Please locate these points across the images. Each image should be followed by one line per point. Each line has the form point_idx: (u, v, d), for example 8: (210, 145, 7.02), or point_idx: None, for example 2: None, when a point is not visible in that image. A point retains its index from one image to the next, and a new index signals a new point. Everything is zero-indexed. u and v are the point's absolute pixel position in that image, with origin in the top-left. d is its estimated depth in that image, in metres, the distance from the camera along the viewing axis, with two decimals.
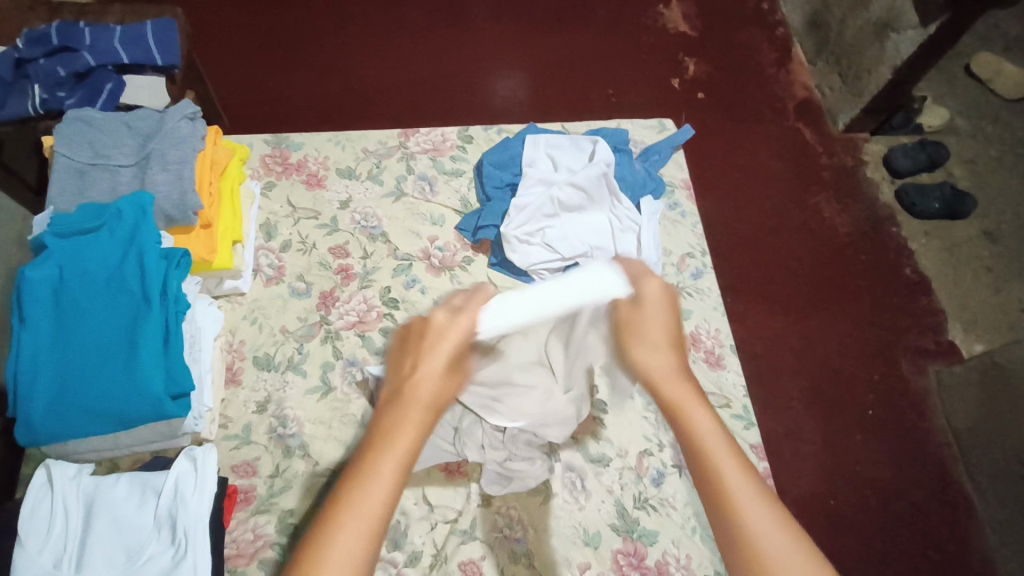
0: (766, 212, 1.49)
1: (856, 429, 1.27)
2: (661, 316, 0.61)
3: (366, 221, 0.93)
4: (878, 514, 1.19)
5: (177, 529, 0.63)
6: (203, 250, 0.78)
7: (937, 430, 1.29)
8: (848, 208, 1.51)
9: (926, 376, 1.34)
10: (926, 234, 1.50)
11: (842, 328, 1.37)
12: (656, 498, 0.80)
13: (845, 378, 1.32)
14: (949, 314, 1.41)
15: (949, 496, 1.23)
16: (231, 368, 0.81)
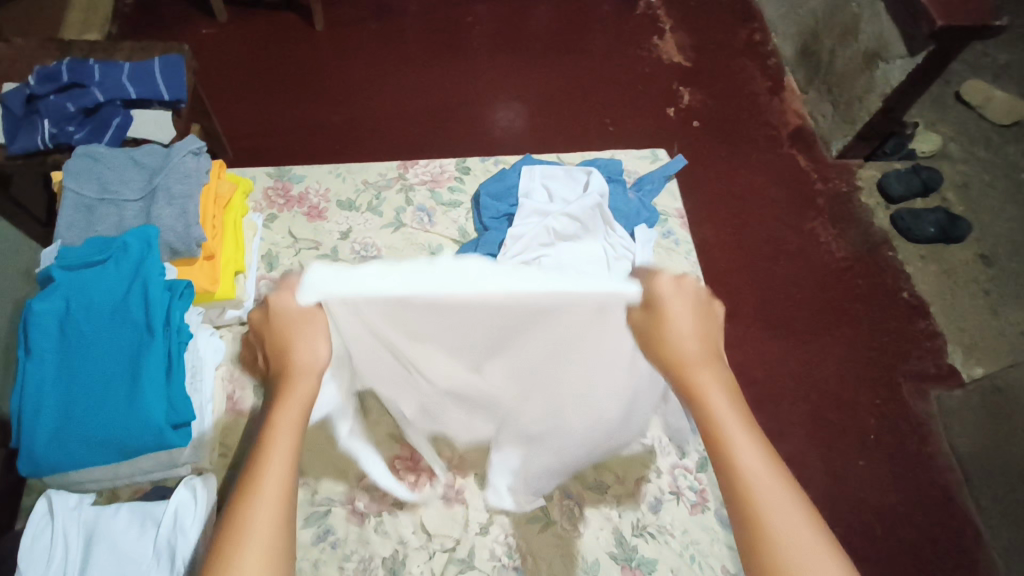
0: (762, 238, 1.51)
1: (858, 454, 1.27)
2: (687, 321, 0.58)
3: (366, 251, 0.95)
4: (882, 539, 1.19)
5: (175, 558, 0.63)
6: (206, 281, 0.80)
7: (939, 454, 1.28)
8: (844, 234, 1.53)
9: (926, 400, 1.34)
10: (922, 257, 1.51)
11: (841, 352, 1.38)
12: (655, 525, 0.80)
13: (844, 403, 1.32)
14: (948, 337, 1.42)
15: (957, 521, 1.22)
16: (231, 397, 0.80)
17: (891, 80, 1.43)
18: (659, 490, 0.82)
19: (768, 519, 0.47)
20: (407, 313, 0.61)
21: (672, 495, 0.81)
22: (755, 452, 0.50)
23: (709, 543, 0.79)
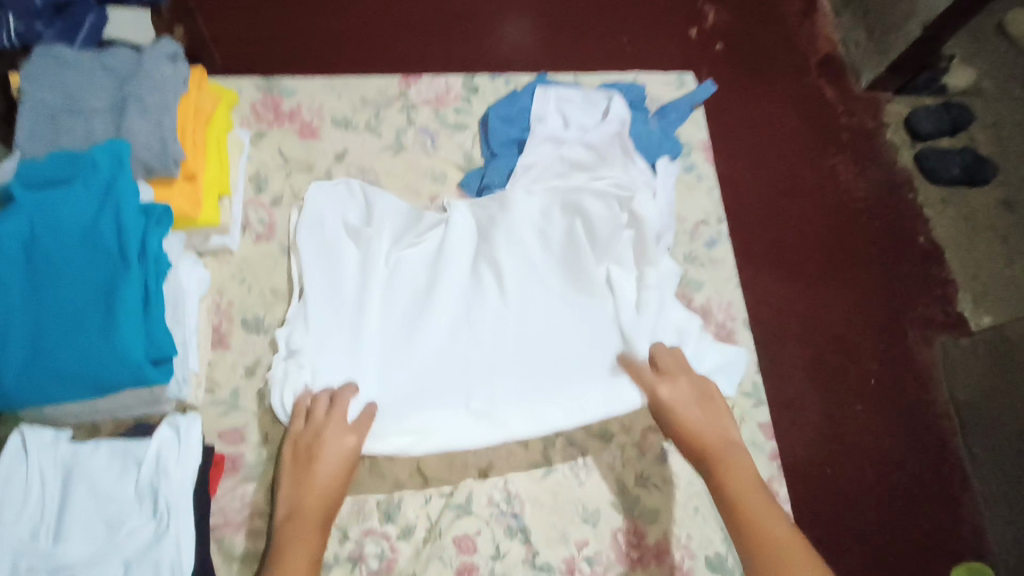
0: (779, 174, 1.41)
1: (857, 399, 1.23)
2: (688, 400, 0.71)
3: (364, 175, 0.88)
4: (873, 483, 1.16)
5: (159, 501, 0.61)
6: (186, 204, 0.72)
7: (937, 402, 1.26)
8: (865, 171, 1.45)
9: (932, 347, 1.30)
10: (941, 201, 1.43)
11: (853, 297, 1.32)
12: (659, 473, 0.77)
13: (852, 348, 1.27)
14: (960, 285, 1.37)
15: (945, 468, 1.21)
16: (218, 331, 0.78)
17: (935, 8, 1.34)
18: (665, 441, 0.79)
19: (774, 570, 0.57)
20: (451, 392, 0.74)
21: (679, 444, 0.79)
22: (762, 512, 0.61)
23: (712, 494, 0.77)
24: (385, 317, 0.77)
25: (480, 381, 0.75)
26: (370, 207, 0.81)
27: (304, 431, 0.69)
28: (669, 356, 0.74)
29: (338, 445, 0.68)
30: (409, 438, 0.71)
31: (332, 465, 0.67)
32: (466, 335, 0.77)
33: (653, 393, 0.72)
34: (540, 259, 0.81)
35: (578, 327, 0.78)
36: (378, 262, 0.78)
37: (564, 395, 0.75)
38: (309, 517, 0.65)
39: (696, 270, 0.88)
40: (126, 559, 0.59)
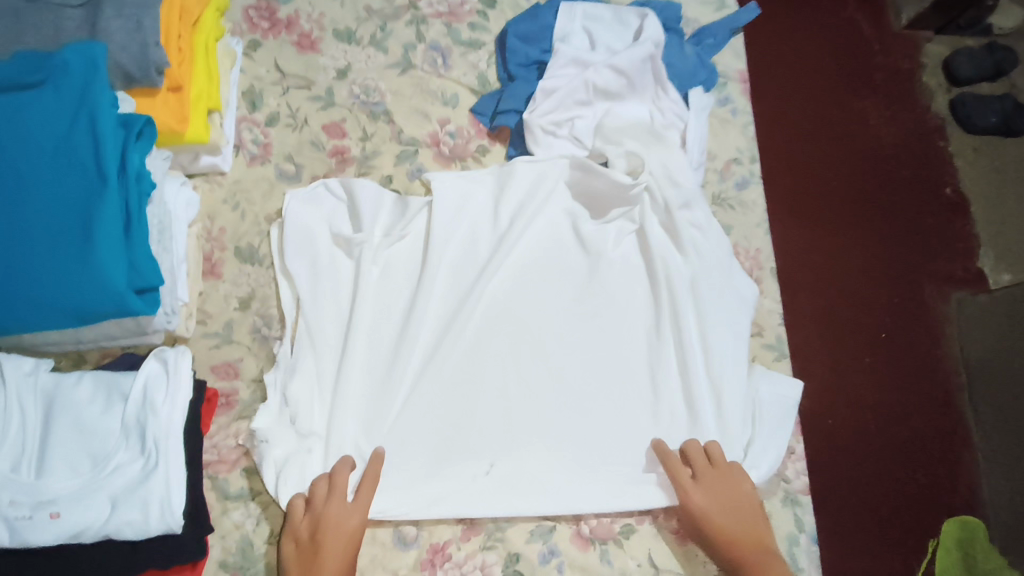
0: (807, 115, 1.30)
1: (867, 352, 1.16)
2: (724, 505, 0.67)
3: (368, 95, 0.80)
4: (874, 436, 1.09)
5: (147, 438, 0.57)
6: (171, 119, 0.65)
7: (948, 357, 1.18)
8: (897, 116, 1.32)
9: (947, 304, 1.22)
10: (974, 150, 1.33)
11: (880, 250, 1.23)
12: (672, 415, 0.73)
13: (872, 298, 1.19)
14: (983, 240, 1.27)
15: (946, 425, 1.14)
16: (209, 260, 0.73)
17: None
18: (678, 386, 0.74)
19: None
20: (469, 452, 0.69)
21: (698, 386, 0.73)
22: None
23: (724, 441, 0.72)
24: (384, 354, 0.71)
25: (491, 436, 0.70)
26: (355, 204, 0.73)
27: (303, 525, 0.63)
28: (701, 449, 0.70)
29: (341, 537, 0.62)
30: (428, 503, 0.67)
31: (336, 551, 0.62)
32: (476, 387, 0.71)
33: (685, 501, 0.68)
34: (560, 302, 0.75)
35: (608, 385, 0.73)
36: (370, 290, 0.71)
37: (581, 455, 0.71)
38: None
39: (725, 214, 0.82)
40: (112, 496, 0.56)
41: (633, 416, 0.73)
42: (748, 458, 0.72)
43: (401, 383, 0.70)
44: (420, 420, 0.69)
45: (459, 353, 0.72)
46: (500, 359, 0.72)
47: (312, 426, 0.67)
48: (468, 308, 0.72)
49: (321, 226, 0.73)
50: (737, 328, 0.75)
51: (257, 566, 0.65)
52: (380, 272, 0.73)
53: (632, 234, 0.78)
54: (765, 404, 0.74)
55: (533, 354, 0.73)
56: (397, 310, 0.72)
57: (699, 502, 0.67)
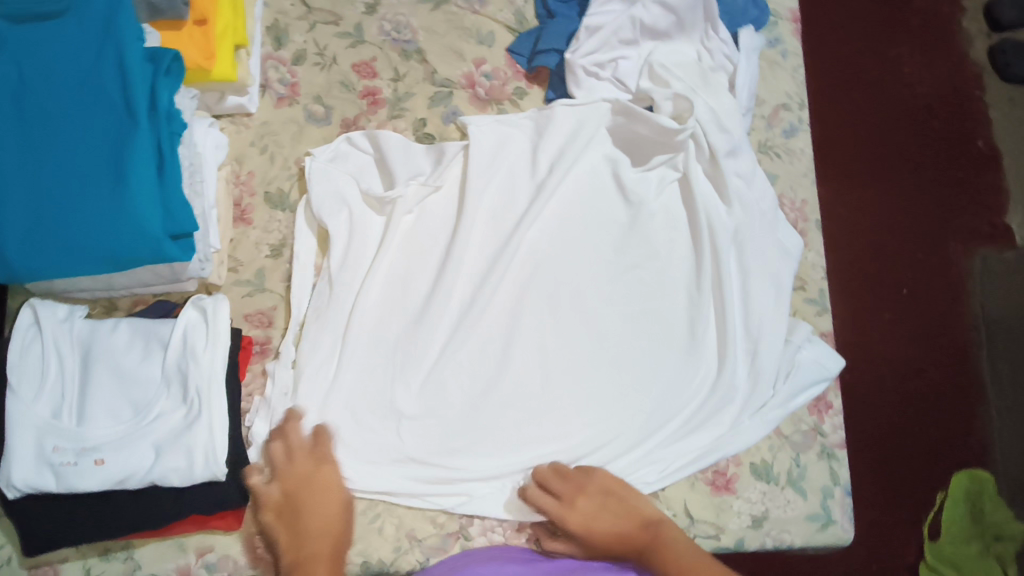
0: (847, 61, 1.24)
1: (887, 308, 1.14)
2: (593, 507, 0.63)
3: (398, 32, 0.75)
4: (889, 390, 1.10)
5: (188, 387, 0.56)
6: (197, 55, 0.62)
7: (970, 314, 1.16)
8: (932, 64, 1.27)
9: (971, 260, 1.19)
10: (1010, 101, 1.27)
11: (912, 207, 1.20)
12: (707, 363, 0.73)
13: (895, 252, 1.18)
14: (1013, 195, 1.23)
15: (963, 380, 1.13)
16: (238, 206, 0.70)
17: None
18: (715, 338, 0.73)
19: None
20: (500, 412, 0.69)
21: (735, 338, 0.72)
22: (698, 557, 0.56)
23: (758, 395, 0.72)
24: (414, 309, 0.69)
25: (522, 391, 0.69)
26: (384, 151, 0.70)
27: (275, 482, 0.59)
28: (554, 470, 0.66)
29: (328, 489, 0.60)
30: (453, 460, 0.67)
31: (313, 484, 0.60)
32: (507, 346, 0.70)
33: (564, 522, 0.63)
34: (594, 262, 0.72)
35: (647, 343, 0.72)
36: (400, 246, 0.70)
37: (612, 413, 0.70)
38: (313, 564, 0.55)
39: (771, 162, 0.78)
40: (156, 444, 0.55)
41: (671, 373, 0.72)
42: (776, 409, 0.72)
43: (432, 341, 0.68)
44: (453, 374, 0.68)
45: (491, 310, 0.70)
46: (536, 318, 0.71)
47: (345, 376, 0.66)
48: (503, 263, 0.70)
49: (347, 179, 0.69)
50: (777, 282, 0.74)
51: None
52: (413, 221, 0.71)
53: (673, 183, 0.75)
54: (805, 363, 0.73)
55: (566, 313, 0.71)
56: (428, 263, 0.70)
57: (574, 512, 0.63)
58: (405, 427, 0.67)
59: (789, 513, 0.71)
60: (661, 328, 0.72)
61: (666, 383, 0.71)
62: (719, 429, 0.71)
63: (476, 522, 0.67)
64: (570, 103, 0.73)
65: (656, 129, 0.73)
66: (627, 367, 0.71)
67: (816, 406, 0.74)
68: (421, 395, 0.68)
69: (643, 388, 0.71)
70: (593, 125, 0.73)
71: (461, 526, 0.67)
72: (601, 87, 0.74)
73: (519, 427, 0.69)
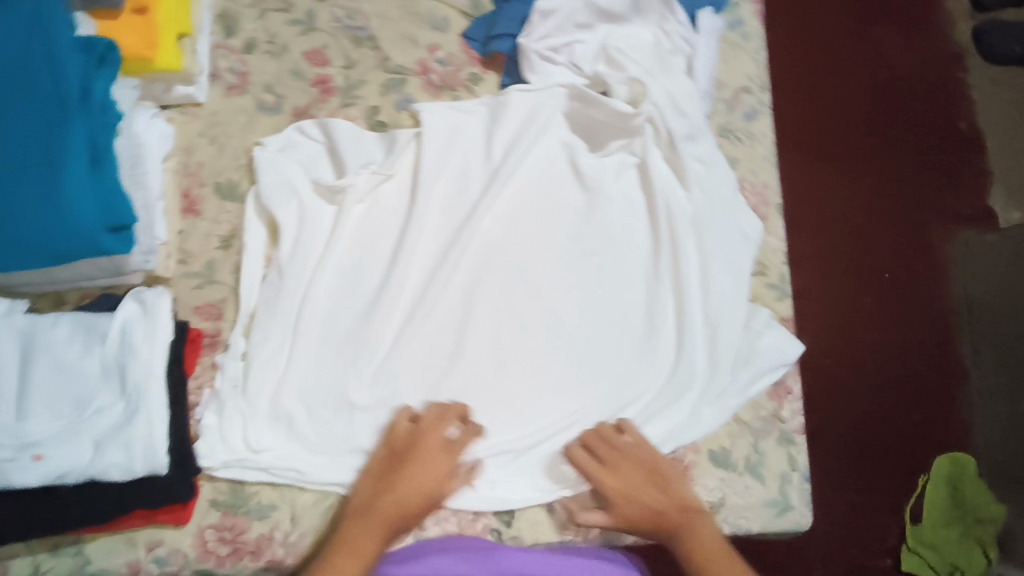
0: (819, 58, 1.42)
1: (867, 290, 1.29)
2: (637, 479, 0.65)
3: (351, 19, 0.74)
4: (867, 366, 1.25)
5: (129, 382, 0.56)
6: (139, 45, 0.61)
7: (950, 296, 1.30)
8: (912, 50, 1.43)
9: (951, 242, 1.33)
10: (986, 85, 1.41)
11: (885, 205, 1.32)
12: (664, 350, 0.72)
13: (858, 250, 1.32)
14: (994, 177, 1.37)
15: (938, 353, 1.27)
16: (187, 197, 0.69)
17: None
18: (673, 325, 0.72)
19: None
20: (457, 402, 0.68)
21: (694, 325, 0.71)
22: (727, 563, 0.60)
23: (717, 381, 0.71)
24: (369, 300, 0.69)
25: (477, 382, 0.69)
26: (336, 142, 0.70)
27: (399, 443, 0.65)
28: (596, 434, 0.67)
29: (433, 473, 0.63)
30: None
31: (426, 460, 0.63)
32: (461, 337, 0.69)
33: (602, 485, 0.65)
34: (550, 252, 0.72)
35: (604, 332, 0.71)
36: (355, 237, 0.70)
37: (568, 403, 0.70)
38: (377, 527, 0.60)
39: (732, 146, 0.76)
40: (96, 439, 0.55)
41: (626, 362, 0.71)
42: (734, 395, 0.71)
43: (384, 333, 0.68)
44: (405, 365, 0.68)
45: (446, 300, 0.69)
46: (490, 309, 0.70)
47: (295, 367, 0.67)
48: (456, 253, 0.69)
49: (298, 171, 0.69)
50: (737, 267, 0.73)
51: (249, 504, 0.65)
52: (365, 210, 0.70)
53: (632, 169, 0.74)
54: (765, 349, 0.73)
55: (524, 302, 0.70)
56: (384, 254, 0.70)
57: (610, 478, 0.65)
58: (358, 418, 0.67)
59: (748, 499, 0.71)
60: (617, 317, 0.72)
61: (623, 372, 0.71)
62: (678, 417, 0.70)
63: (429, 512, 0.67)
64: (526, 89, 0.72)
65: (612, 114, 0.73)
66: (585, 356, 0.70)
67: (776, 393, 0.74)
68: (374, 386, 0.68)
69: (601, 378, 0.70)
70: (548, 111, 0.72)
71: None
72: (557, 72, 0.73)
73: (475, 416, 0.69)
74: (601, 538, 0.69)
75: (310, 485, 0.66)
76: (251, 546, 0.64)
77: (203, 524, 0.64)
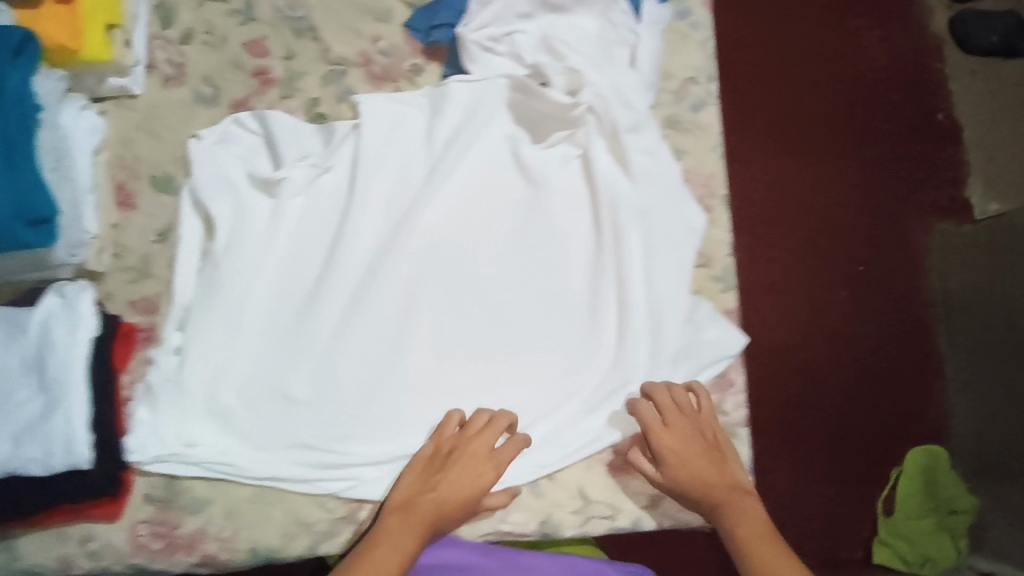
0: (800, 43, 1.41)
1: (836, 280, 1.30)
2: (694, 448, 0.68)
3: (291, 9, 0.73)
4: (832, 353, 1.27)
5: (48, 376, 0.56)
6: (66, 37, 0.61)
7: (926, 288, 1.31)
8: (893, 37, 1.42)
9: (930, 234, 1.34)
10: (971, 72, 1.40)
11: (853, 199, 1.34)
12: (608, 343, 0.71)
13: (835, 244, 1.32)
14: (972, 168, 1.37)
15: (911, 347, 1.28)
16: (122, 190, 0.69)
17: None
18: (617, 319, 0.71)
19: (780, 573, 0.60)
20: (399, 394, 0.67)
21: (638, 318, 0.70)
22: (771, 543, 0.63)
23: (658, 375, 0.71)
24: (310, 290, 0.68)
25: (420, 376, 0.68)
26: (272, 134, 0.69)
27: (449, 440, 0.65)
28: (673, 403, 0.68)
29: (474, 481, 0.64)
30: (339, 442, 0.66)
31: (469, 467, 0.64)
32: (403, 329, 0.68)
33: (659, 446, 0.67)
34: (496, 245, 0.71)
35: (551, 326, 0.71)
36: (300, 230, 0.69)
37: (512, 395, 0.69)
38: (419, 520, 0.62)
39: (678, 137, 0.76)
40: (16, 433, 0.55)
41: (569, 354, 0.70)
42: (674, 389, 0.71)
43: (320, 323, 0.67)
44: (344, 358, 0.67)
45: (388, 291, 0.68)
46: (433, 301, 0.69)
47: (232, 358, 0.66)
48: (396, 242, 0.68)
49: (233, 163, 0.68)
50: (681, 260, 0.72)
51: (182, 499, 0.65)
52: (302, 197, 0.69)
53: (576, 161, 0.74)
54: (708, 342, 0.72)
55: (472, 294, 0.70)
56: (327, 245, 0.69)
57: (667, 439, 0.67)
58: (297, 411, 0.66)
59: None
60: (560, 309, 0.71)
61: (566, 364, 0.70)
62: (618, 410, 0.70)
63: (367, 506, 0.67)
64: (467, 79, 0.71)
65: (552, 109, 0.72)
66: (531, 348, 0.70)
67: (718, 385, 0.74)
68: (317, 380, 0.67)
69: (547, 370, 0.70)
70: (491, 100, 0.72)
71: (350, 511, 0.67)
72: (497, 61, 0.72)
73: (420, 409, 0.67)
74: (540, 531, 0.69)
75: (246, 480, 0.65)
76: (183, 540, 0.65)
77: (136, 519, 0.65)
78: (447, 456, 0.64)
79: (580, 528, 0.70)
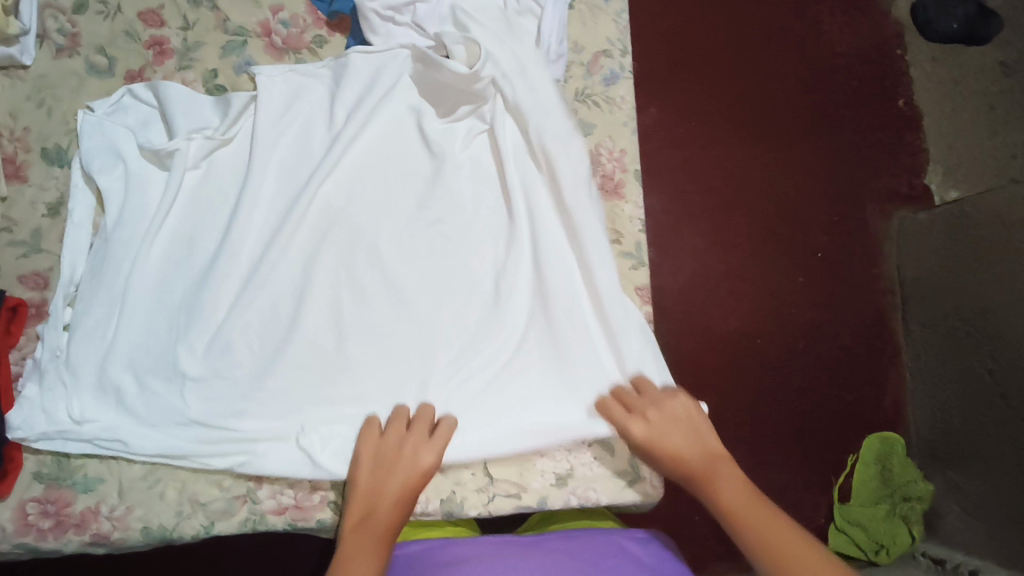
0: (757, 26, 1.40)
1: (786, 264, 1.29)
2: (663, 424, 0.64)
3: None
4: (779, 336, 1.26)
5: None
6: None
7: (884, 277, 1.31)
8: (853, 23, 1.42)
9: (888, 221, 1.33)
10: (932, 60, 1.39)
11: (808, 183, 1.34)
12: (513, 318, 0.70)
13: (790, 231, 1.31)
14: (932, 154, 1.36)
15: (863, 331, 1.28)
16: (12, 162, 0.67)
17: None
18: (523, 296, 0.70)
19: (765, 536, 0.55)
20: (298, 370, 0.66)
21: (542, 294, 0.70)
22: (754, 502, 0.58)
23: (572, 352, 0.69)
24: (207, 265, 0.66)
25: (319, 350, 0.66)
26: (164, 104, 0.68)
27: (381, 447, 0.63)
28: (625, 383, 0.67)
29: (411, 477, 0.62)
30: (234, 418, 0.64)
31: (405, 466, 0.62)
32: (303, 303, 0.67)
33: (628, 434, 0.65)
34: (399, 220, 0.70)
35: (456, 299, 0.69)
36: (202, 203, 0.68)
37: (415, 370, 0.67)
38: (378, 530, 0.58)
39: (587, 111, 0.75)
40: None
41: (473, 328, 0.69)
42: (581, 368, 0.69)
43: (216, 298, 0.65)
44: (239, 333, 0.65)
45: (288, 265, 0.67)
46: (331, 275, 0.68)
47: (123, 332, 0.65)
48: (295, 215, 0.67)
49: (125, 134, 0.68)
50: None
51: (74, 478, 0.64)
52: (202, 168, 0.69)
53: (482, 134, 0.73)
54: None
55: (381, 271, 0.68)
56: (226, 219, 0.68)
57: (633, 425, 0.65)
58: (189, 391, 0.64)
59: (595, 471, 0.70)
60: (466, 284, 0.70)
61: (470, 338, 0.69)
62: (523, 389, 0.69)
63: (265, 485, 0.66)
64: (365, 49, 0.70)
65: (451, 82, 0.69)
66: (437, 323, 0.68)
67: None
68: (218, 356, 0.65)
69: (453, 345, 0.68)
70: (390, 71, 0.71)
71: (248, 489, 0.66)
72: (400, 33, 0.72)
73: (323, 385, 0.66)
74: (442, 511, 0.68)
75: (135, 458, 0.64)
76: (74, 519, 0.63)
77: (25, 497, 0.63)
78: (391, 460, 0.62)
79: (486, 507, 0.68)
